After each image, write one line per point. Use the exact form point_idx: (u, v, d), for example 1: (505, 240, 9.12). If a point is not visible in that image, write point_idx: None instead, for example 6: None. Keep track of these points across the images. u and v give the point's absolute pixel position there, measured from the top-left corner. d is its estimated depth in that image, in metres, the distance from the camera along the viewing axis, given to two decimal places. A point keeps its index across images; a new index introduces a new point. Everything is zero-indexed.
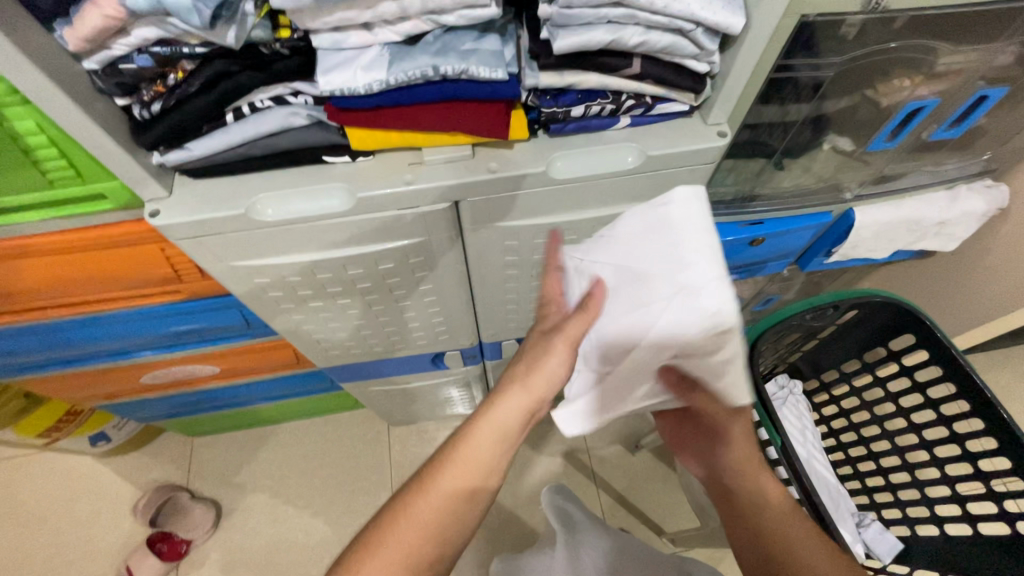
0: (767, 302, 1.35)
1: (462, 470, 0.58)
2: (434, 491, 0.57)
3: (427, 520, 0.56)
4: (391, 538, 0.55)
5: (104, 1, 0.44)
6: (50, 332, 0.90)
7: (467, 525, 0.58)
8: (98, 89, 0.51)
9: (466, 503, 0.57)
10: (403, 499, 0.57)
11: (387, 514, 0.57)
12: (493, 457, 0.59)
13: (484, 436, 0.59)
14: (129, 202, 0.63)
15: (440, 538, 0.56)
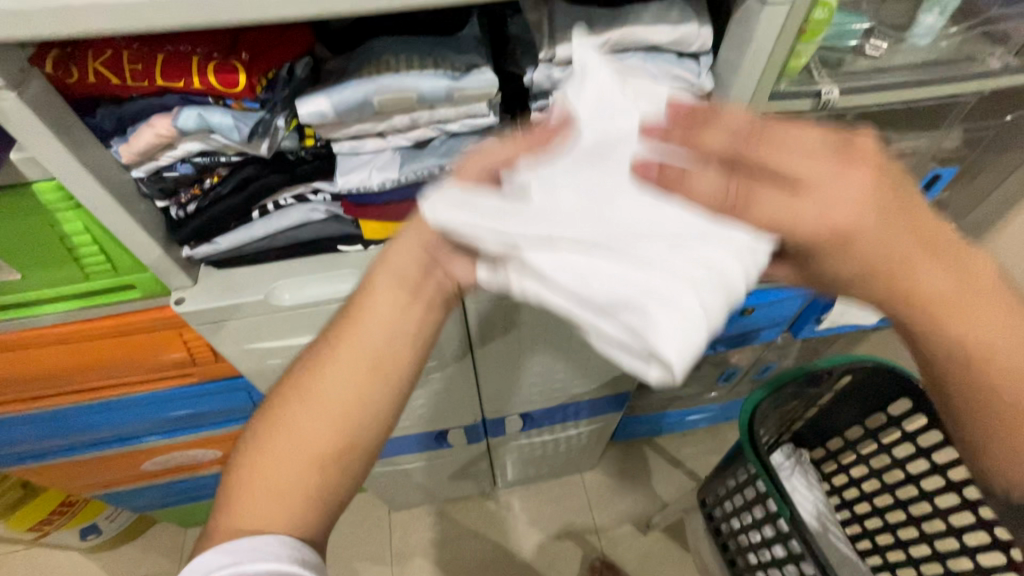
0: (765, 370, 1.37)
1: (359, 344, 0.50)
2: (327, 373, 0.50)
3: (329, 403, 0.49)
4: (284, 430, 0.49)
5: (157, 122, 0.50)
6: (60, 418, 0.91)
7: (373, 406, 0.50)
8: (141, 194, 0.57)
9: (370, 381, 0.50)
10: (294, 386, 0.51)
11: (278, 405, 0.51)
12: (395, 326, 0.50)
13: (380, 303, 0.51)
14: (155, 292, 0.68)
15: (341, 425, 0.49)
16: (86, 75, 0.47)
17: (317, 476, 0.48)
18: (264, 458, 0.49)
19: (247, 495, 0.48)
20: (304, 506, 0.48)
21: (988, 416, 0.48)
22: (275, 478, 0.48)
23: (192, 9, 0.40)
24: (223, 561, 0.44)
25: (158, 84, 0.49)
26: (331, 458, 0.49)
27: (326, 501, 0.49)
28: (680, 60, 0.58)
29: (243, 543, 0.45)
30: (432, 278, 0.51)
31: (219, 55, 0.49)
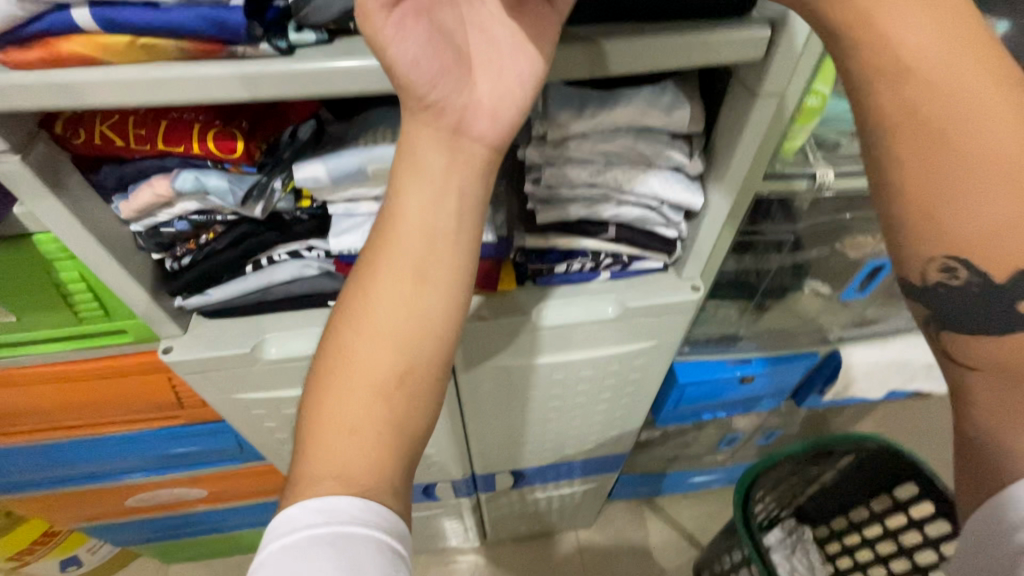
0: (768, 436, 1.33)
1: (402, 250, 0.47)
2: (377, 291, 0.46)
3: (380, 327, 0.45)
4: (345, 365, 0.45)
5: (157, 183, 0.52)
6: (47, 452, 0.91)
7: (432, 314, 0.47)
8: (138, 247, 0.59)
9: (422, 288, 0.46)
10: (343, 319, 0.47)
11: (332, 345, 0.46)
12: (437, 221, 0.47)
13: (416, 204, 0.47)
14: (147, 338, 0.68)
15: (404, 341, 0.46)
16: (92, 137, 0.49)
17: (390, 405, 0.44)
18: (325, 400, 0.44)
19: (325, 440, 0.42)
20: (386, 438, 0.43)
21: (926, 187, 0.40)
22: (349, 412, 0.43)
23: (193, 87, 0.41)
24: (311, 519, 0.38)
25: (159, 148, 0.50)
26: (391, 383, 0.44)
27: (407, 428, 0.45)
28: (672, 141, 0.58)
29: (336, 497, 0.39)
30: (463, 159, 0.47)
31: (221, 122, 0.50)
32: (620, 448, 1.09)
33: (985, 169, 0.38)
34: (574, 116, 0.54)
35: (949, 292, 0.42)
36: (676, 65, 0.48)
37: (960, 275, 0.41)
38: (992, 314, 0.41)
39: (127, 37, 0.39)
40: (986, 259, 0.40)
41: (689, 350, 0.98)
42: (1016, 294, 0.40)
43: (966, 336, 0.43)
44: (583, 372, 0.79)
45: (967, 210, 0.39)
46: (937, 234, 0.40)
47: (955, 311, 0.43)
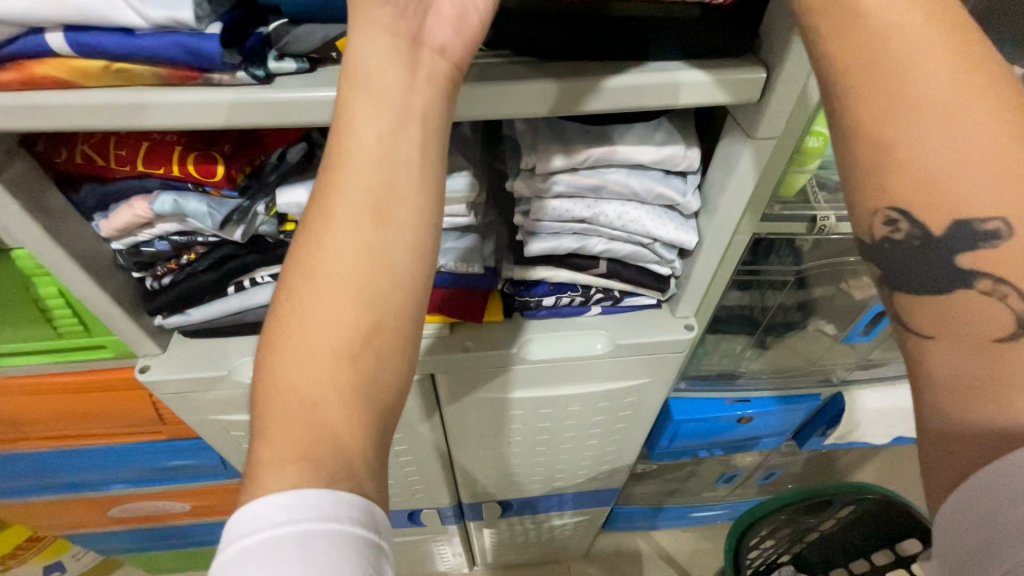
0: (768, 475, 1.28)
1: (355, 184, 0.36)
2: (328, 237, 0.36)
3: (337, 275, 0.35)
4: (293, 337, 0.35)
5: (136, 203, 0.51)
6: (27, 462, 0.89)
7: (399, 263, 0.36)
8: (118, 265, 0.58)
9: (384, 234, 0.36)
10: (288, 279, 0.36)
11: (276, 313, 0.36)
12: (399, 146, 0.37)
13: (370, 125, 0.36)
14: (127, 354, 0.68)
15: (364, 301, 0.35)
16: (73, 156, 0.49)
17: (353, 385, 0.34)
18: (280, 369, 0.34)
19: (279, 433, 0.33)
20: (353, 426, 0.34)
21: (868, 126, 0.35)
22: (306, 397, 0.34)
23: (166, 112, 0.40)
24: (271, 520, 0.29)
25: (139, 170, 0.50)
26: (358, 344, 0.35)
27: (377, 410, 0.35)
28: (666, 177, 0.56)
29: (301, 496, 0.30)
30: (423, 73, 0.38)
31: (202, 146, 0.50)
32: (612, 483, 1.05)
33: (922, 105, 0.33)
34: (564, 150, 0.52)
35: (898, 246, 0.36)
36: (675, 104, 0.46)
37: (903, 228, 0.35)
38: (938, 274, 0.35)
39: (102, 62, 0.38)
40: (931, 207, 0.34)
41: (685, 387, 0.94)
42: (956, 246, 0.33)
43: (915, 299, 0.35)
44: (571, 408, 0.77)
45: (907, 147, 0.34)
46: (879, 173, 0.35)
47: (903, 268, 0.36)
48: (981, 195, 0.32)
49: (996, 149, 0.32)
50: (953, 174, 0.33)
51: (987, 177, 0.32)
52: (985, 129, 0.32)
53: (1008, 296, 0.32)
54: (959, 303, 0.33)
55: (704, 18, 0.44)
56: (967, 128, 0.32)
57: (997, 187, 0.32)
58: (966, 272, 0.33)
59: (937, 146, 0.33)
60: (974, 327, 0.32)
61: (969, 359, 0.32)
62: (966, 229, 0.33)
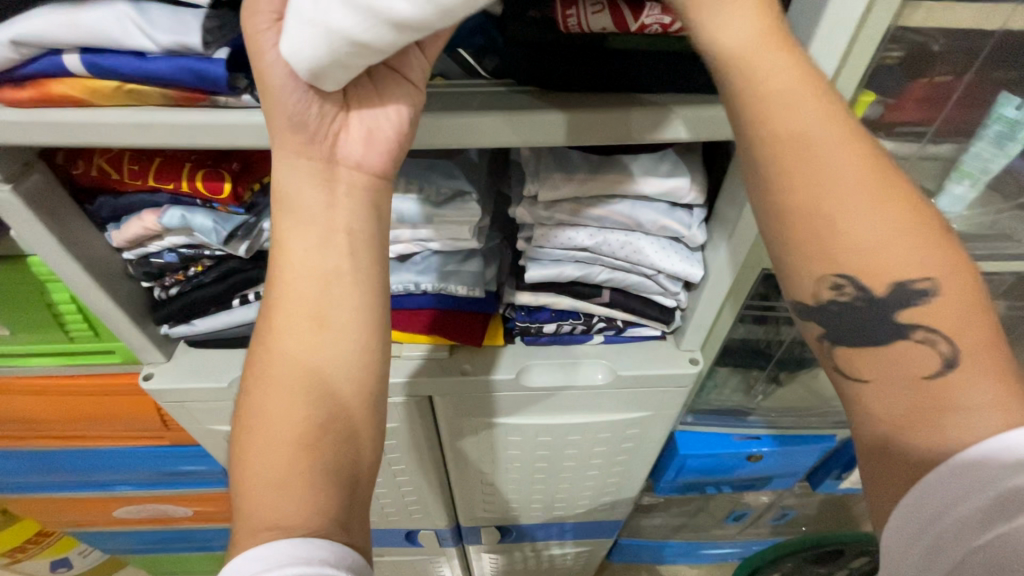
0: (781, 516, 1.23)
1: (295, 296, 0.40)
2: (274, 341, 0.40)
3: (285, 376, 0.39)
4: (254, 435, 0.38)
5: (146, 216, 0.53)
6: (36, 459, 0.91)
7: (340, 355, 0.40)
8: (129, 274, 0.59)
9: (323, 333, 0.40)
10: (245, 381, 0.41)
11: (237, 412, 0.40)
12: (330, 257, 0.41)
13: (302, 244, 0.40)
14: (133, 360, 0.69)
15: (313, 393, 0.39)
16: (89, 169, 0.51)
17: (311, 466, 0.37)
18: (246, 465, 0.37)
19: (247, 516, 0.36)
20: (316, 504, 0.36)
21: (793, 221, 0.37)
22: (265, 482, 0.36)
23: (173, 132, 0.41)
24: (246, 571, 0.32)
25: (150, 184, 0.52)
26: (312, 432, 0.38)
27: (340, 486, 0.38)
28: (672, 210, 0.55)
29: (272, 549, 0.32)
30: (344, 188, 0.41)
31: (211, 164, 0.51)
32: (614, 516, 1.02)
33: (840, 197, 0.35)
34: (567, 177, 0.52)
35: (842, 308, 0.38)
36: (627, 138, 0.45)
37: (849, 290, 0.38)
38: (881, 327, 0.37)
39: (114, 82, 0.40)
40: (876, 274, 0.36)
41: (693, 420, 0.91)
42: (895, 305, 0.36)
43: (853, 351, 0.38)
44: (570, 437, 0.75)
45: (832, 236, 0.36)
46: (816, 257, 0.37)
47: (843, 327, 0.39)
48: (912, 262, 0.36)
49: (903, 226, 0.36)
50: (879, 250, 0.36)
51: (909, 255, 0.35)
52: (893, 214, 0.35)
53: (938, 343, 0.35)
54: (898, 353, 0.36)
55: (681, 68, 0.43)
56: (880, 215, 0.35)
57: (912, 257, 0.36)
58: (904, 322, 0.36)
59: (863, 229, 0.36)
60: (904, 371, 0.35)
61: (900, 401, 0.35)
62: (904, 290, 0.36)
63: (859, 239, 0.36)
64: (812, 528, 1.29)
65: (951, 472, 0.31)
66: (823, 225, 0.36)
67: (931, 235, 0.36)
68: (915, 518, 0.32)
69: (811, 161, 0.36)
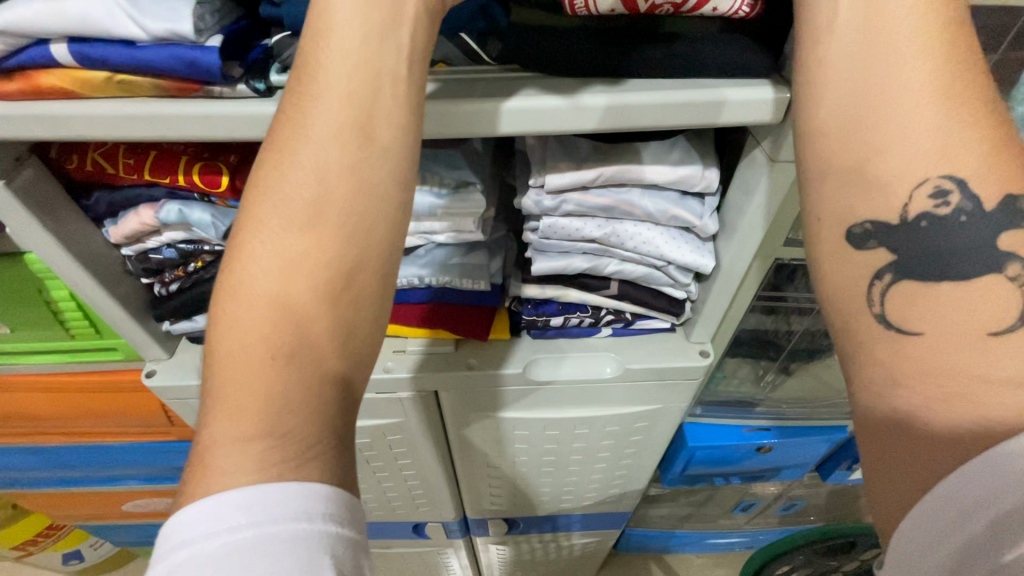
0: (790, 507, 1.22)
1: (330, 99, 0.33)
2: (299, 148, 0.33)
3: (310, 198, 0.33)
4: (259, 274, 0.32)
5: (143, 212, 0.52)
6: (43, 455, 0.91)
7: (360, 232, 0.34)
8: (128, 270, 0.58)
9: (347, 199, 0.33)
10: (240, 230, 0.34)
11: (226, 267, 0.33)
12: (366, 110, 0.34)
13: (335, 86, 0.33)
14: (135, 356, 0.68)
15: (323, 270, 0.33)
16: (84, 163, 0.50)
17: (306, 365, 0.31)
18: (246, 307, 0.32)
19: (225, 408, 0.31)
20: (302, 416, 0.31)
21: (894, 106, 0.32)
22: (250, 373, 0.31)
23: (164, 124, 0.40)
24: (228, 522, 0.27)
25: (146, 179, 0.51)
26: (329, 286, 0.33)
27: (331, 399, 0.32)
28: (682, 199, 0.54)
29: (264, 492, 0.28)
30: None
31: (208, 156, 0.50)
32: (623, 507, 1.02)
33: (951, 91, 0.32)
34: (575, 167, 0.50)
35: (932, 227, 0.33)
36: (636, 126, 0.43)
37: (952, 203, 0.32)
38: (967, 258, 0.32)
39: (104, 73, 0.39)
40: (981, 181, 0.31)
41: (701, 412, 0.90)
42: (1002, 226, 0.31)
43: (923, 290, 0.32)
44: (579, 431, 0.74)
45: (933, 128, 0.32)
46: (912, 146, 0.32)
47: (920, 257, 0.33)
48: (1012, 177, 0.31)
49: (1004, 143, 0.32)
50: (980, 156, 0.31)
51: (1001, 162, 0.31)
52: (999, 125, 0.32)
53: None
54: (988, 290, 0.30)
55: (692, 48, 0.41)
56: (982, 121, 0.32)
57: (1011, 175, 0.31)
58: (1001, 251, 0.31)
59: (968, 131, 0.31)
60: (972, 322, 0.30)
61: (968, 361, 0.29)
62: (1015, 204, 0.31)
63: (960, 125, 0.31)
64: (820, 518, 1.28)
65: (977, 471, 0.26)
66: (902, 100, 0.32)
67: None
68: (936, 522, 0.28)
69: (929, 33, 0.32)
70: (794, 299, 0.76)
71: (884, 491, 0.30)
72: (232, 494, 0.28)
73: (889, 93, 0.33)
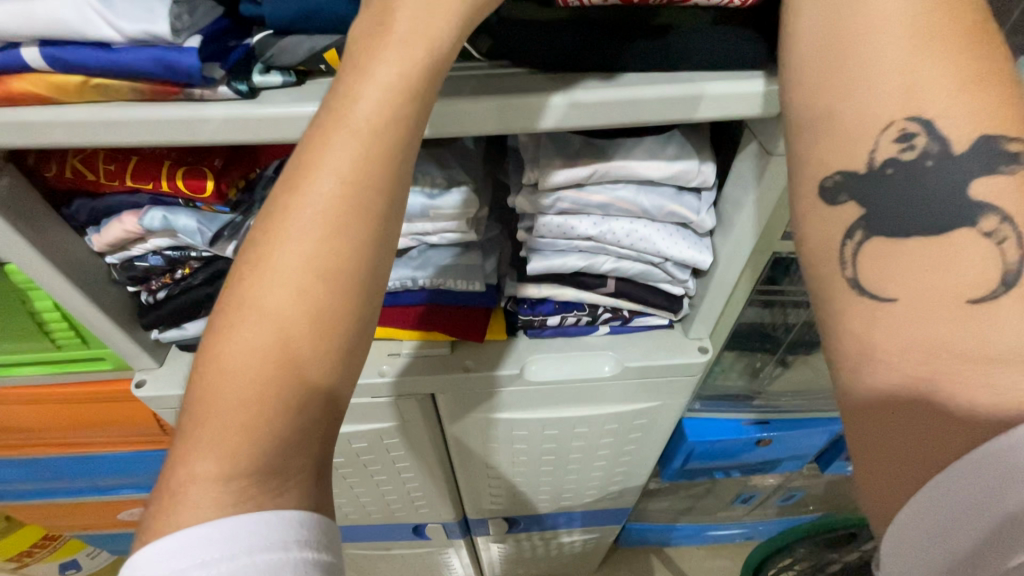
0: (789, 498, 1.22)
1: (334, 171, 0.31)
2: (297, 219, 0.31)
3: (302, 275, 0.31)
4: (244, 345, 0.30)
5: (127, 219, 0.51)
6: (35, 467, 0.89)
7: (370, 272, 0.32)
8: (113, 279, 0.57)
9: (363, 237, 0.32)
10: (252, 244, 0.32)
11: (233, 280, 0.32)
12: (374, 168, 0.32)
13: (340, 155, 0.31)
14: (124, 366, 0.67)
15: (327, 307, 0.31)
16: (64, 171, 0.49)
17: (299, 402, 0.31)
18: (228, 381, 0.30)
19: (209, 431, 0.30)
20: (285, 450, 0.30)
21: (862, 49, 0.32)
22: (243, 402, 0.30)
23: (144, 129, 0.38)
24: (201, 556, 0.27)
25: (128, 185, 0.49)
26: (315, 367, 0.31)
27: (317, 433, 0.32)
28: (679, 195, 0.53)
29: (216, 533, 0.28)
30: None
31: (192, 161, 0.48)
32: (623, 503, 1.01)
33: (924, 33, 0.30)
34: (570, 164, 0.49)
35: (900, 173, 0.31)
36: (625, 124, 0.42)
37: (918, 146, 0.31)
38: (940, 206, 0.30)
39: (79, 78, 0.37)
40: (949, 123, 0.30)
41: (700, 407, 0.90)
42: (973, 171, 0.30)
43: (894, 248, 0.31)
44: (578, 430, 0.74)
45: (898, 70, 0.31)
46: (878, 90, 0.31)
47: (888, 209, 0.31)
48: (990, 117, 0.29)
49: (991, 79, 0.30)
50: (951, 96, 0.30)
51: (976, 103, 0.30)
52: (979, 62, 0.30)
53: (1006, 240, 0.28)
54: (956, 247, 0.29)
55: (687, 41, 0.40)
56: (959, 60, 0.30)
57: (988, 115, 0.29)
58: (974, 203, 0.29)
59: (941, 71, 0.30)
60: (951, 283, 0.28)
61: (938, 331, 0.28)
62: (988, 146, 0.29)
63: (930, 65, 0.30)
64: (820, 508, 1.29)
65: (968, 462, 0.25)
66: (866, 43, 0.32)
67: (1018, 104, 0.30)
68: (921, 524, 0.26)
69: None
70: (792, 293, 0.75)
71: (866, 479, 0.29)
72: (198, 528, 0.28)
73: (855, 37, 0.32)
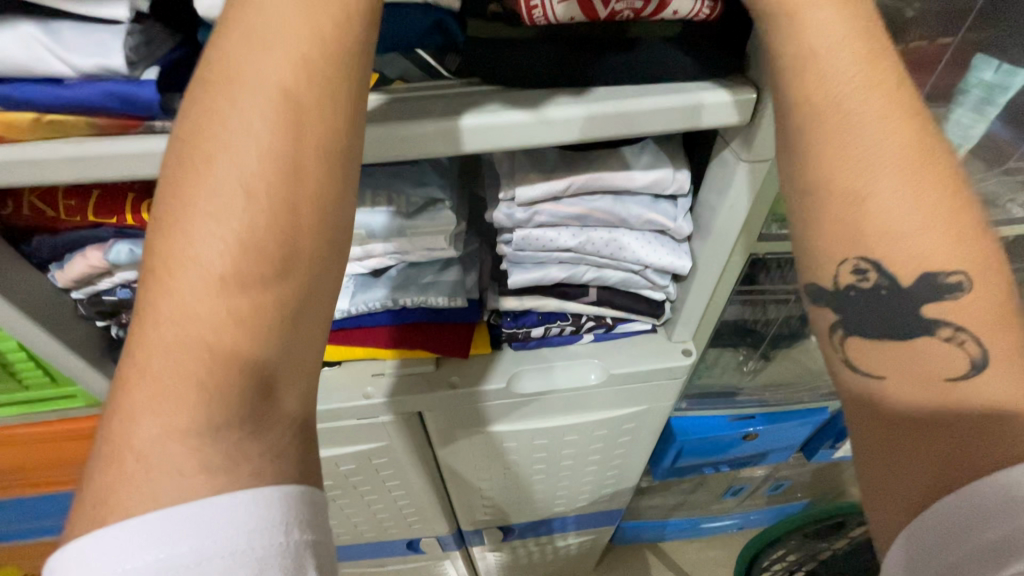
0: (778, 487, 1.24)
1: (262, 110, 0.28)
2: (228, 165, 0.27)
3: (241, 226, 0.27)
4: (181, 311, 0.26)
5: (91, 253, 0.49)
6: (7, 509, 0.86)
7: (327, 197, 0.29)
8: (81, 315, 0.55)
9: (325, 138, 0.29)
10: (199, 126, 0.28)
11: (181, 169, 0.28)
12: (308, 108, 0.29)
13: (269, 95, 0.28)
14: (97, 402, 0.65)
15: (300, 193, 0.28)
16: (21, 207, 0.47)
17: (278, 291, 0.28)
18: (167, 350, 0.26)
19: (156, 386, 0.26)
20: (272, 351, 0.28)
21: (819, 191, 0.33)
22: (213, 294, 0.27)
23: (103, 165, 0.37)
24: (182, 536, 0.24)
25: (91, 220, 0.48)
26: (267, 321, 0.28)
27: (305, 326, 0.29)
28: (655, 203, 0.53)
29: (182, 509, 0.24)
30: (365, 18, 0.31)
31: (157, 191, 0.47)
32: (616, 504, 1.01)
33: (878, 175, 0.32)
34: (545, 178, 0.49)
35: (860, 297, 0.34)
36: (585, 138, 0.42)
37: (871, 279, 0.33)
38: (904, 320, 0.33)
39: (31, 115, 0.36)
40: (900, 261, 0.32)
41: (688, 406, 0.90)
42: (924, 298, 0.32)
43: (865, 347, 0.34)
44: (567, 438, 0.73)
45: (856, 213, 0.32)
46: (834, 231, 0.33)
47: (859, 314, 0.34)
48: (942, 256, 0.31)
49: (950, 221, 0.31)
50: (909, 236, 0.31)
51: (931, 243, 0.31)
52: (938, 202, 0.31)
53: (965, 344, 0.30)
54: (920, 351, 0.32)
55: (652, 53, 0.41)
56: (917, 204, 0.31)
57: (954, 254, 0.31)
58: (928, 319, 0.32)
59: (895, 214, 0.31)
60: (925, 368, 0.31)
61: (923, 407, 0.30)
62: (935, 283, 0.31)
63: (887, 210, 0.32)
64: (808, 494, 1.31)
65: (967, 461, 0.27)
66: (824, 187, 0.33)
67: (979, 233, 0.31)
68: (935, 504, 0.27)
69: (854, 123, 0.32)
70: (767, 289, 0.77)
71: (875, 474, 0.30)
72: (174, 469, 0.25)
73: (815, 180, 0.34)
